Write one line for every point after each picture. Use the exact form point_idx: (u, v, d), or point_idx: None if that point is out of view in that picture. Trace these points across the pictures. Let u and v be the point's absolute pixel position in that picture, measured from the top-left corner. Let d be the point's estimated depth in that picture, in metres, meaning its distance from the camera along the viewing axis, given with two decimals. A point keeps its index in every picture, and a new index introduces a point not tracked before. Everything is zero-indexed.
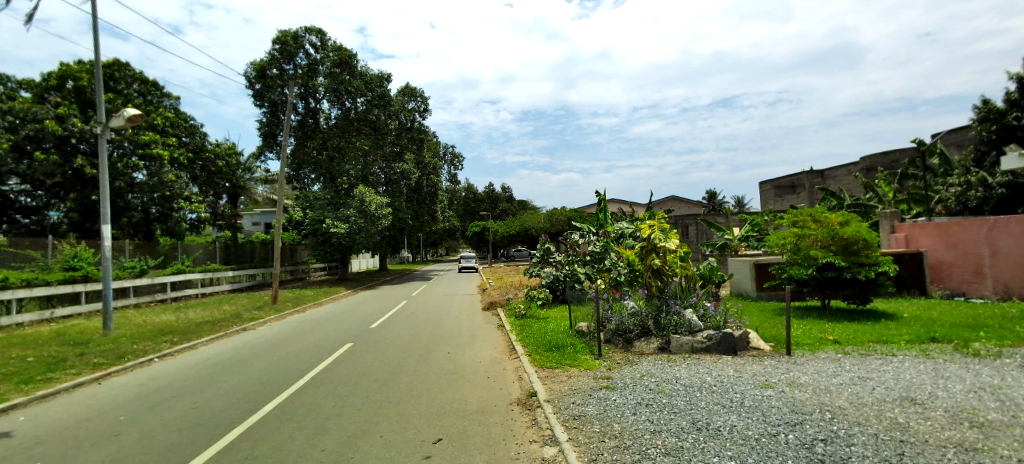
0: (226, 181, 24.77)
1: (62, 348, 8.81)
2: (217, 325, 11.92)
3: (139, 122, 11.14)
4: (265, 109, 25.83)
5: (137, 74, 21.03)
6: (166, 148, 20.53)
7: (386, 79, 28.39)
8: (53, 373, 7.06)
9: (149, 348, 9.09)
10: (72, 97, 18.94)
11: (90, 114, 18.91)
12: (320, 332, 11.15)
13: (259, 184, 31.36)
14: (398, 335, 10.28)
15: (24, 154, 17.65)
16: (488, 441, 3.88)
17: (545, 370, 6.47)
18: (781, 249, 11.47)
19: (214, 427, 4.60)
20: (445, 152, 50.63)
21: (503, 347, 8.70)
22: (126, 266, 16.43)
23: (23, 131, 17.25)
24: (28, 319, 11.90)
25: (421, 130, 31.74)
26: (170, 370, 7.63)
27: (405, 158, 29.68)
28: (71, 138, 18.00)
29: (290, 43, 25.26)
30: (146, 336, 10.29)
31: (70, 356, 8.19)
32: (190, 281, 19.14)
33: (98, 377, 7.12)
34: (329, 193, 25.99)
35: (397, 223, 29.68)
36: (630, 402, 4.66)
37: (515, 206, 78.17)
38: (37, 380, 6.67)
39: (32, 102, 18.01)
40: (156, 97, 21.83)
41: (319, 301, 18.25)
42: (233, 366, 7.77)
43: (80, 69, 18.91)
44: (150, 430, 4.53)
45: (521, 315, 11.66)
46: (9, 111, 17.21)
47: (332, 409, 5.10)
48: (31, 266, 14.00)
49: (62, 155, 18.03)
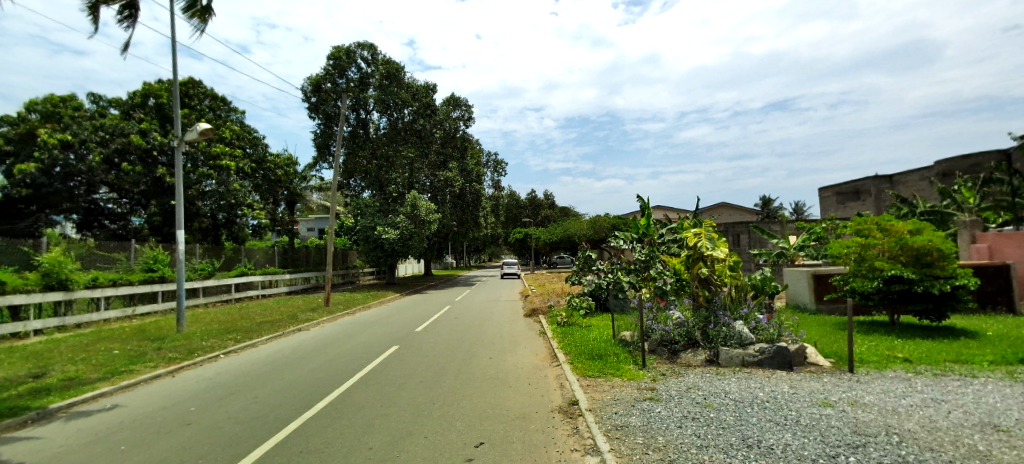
0: (284, 189, 26.24)
1: (143, 343, 9.69)
2: (276, 325, 12.71)
3: (209, 135, 12.02)
4: (320, 121, 27.23)
5: (209, 90, 22.88)
6: (233, 159, 22.22)
7: (432, 89, 29.26)
8: (135, 365, 7.78)
9: (216, 345, 9.82)
10: (153, 113, 20.80)
11: (168, 128, 20.73)
12: (367, 334, 11.58)
13: (313, 193, 32.98)
14: (441, 339, 10.47)
15: (114, 166, 19.58)
16: (528, 448, 3.88)
17: (587, 379, 6.39)
18: (843, 260, 10.70)
19: (272, 421, 4.84)
20: (488, 160, 51.31)
21: (544, 354, 8.66)
22: (198, 267, 17.78)
23: (113, 145, 19.24)
24: (114, 316, 13.11)
25: (465, 138, 32.42)
26: (233, 367, 8.16)
27: (449, 166, 30.45)
28: (153, 151, 19.80)
29: (343, 58, 26.62)
30: (214, 333, 11.13)
31: (150, 350, 8.99)
32: (252, 283, 20.55)
33: (171, 371, 7.72)
34: (378, 200, 26.95)
35: (442, 229, 30.33)
36: (675, 415, 4.51)
37: (558, 214, 78.02)
38: (123, 371, 7.37)
39: (120, 118, 19.96)
40: (225, 111, 23.60)
41: (368, 305, 18.99)
42: (289, 364, 8.23)
43: (160, 87, 20.82)
44: (215, 422, 4.85)
45: (563, 322, 11.53)
46: (101, 127, 19.22)
47: (379, 408, 5.27)
48: (117, 267, 15.33)
49: (146, 166, 19.88)
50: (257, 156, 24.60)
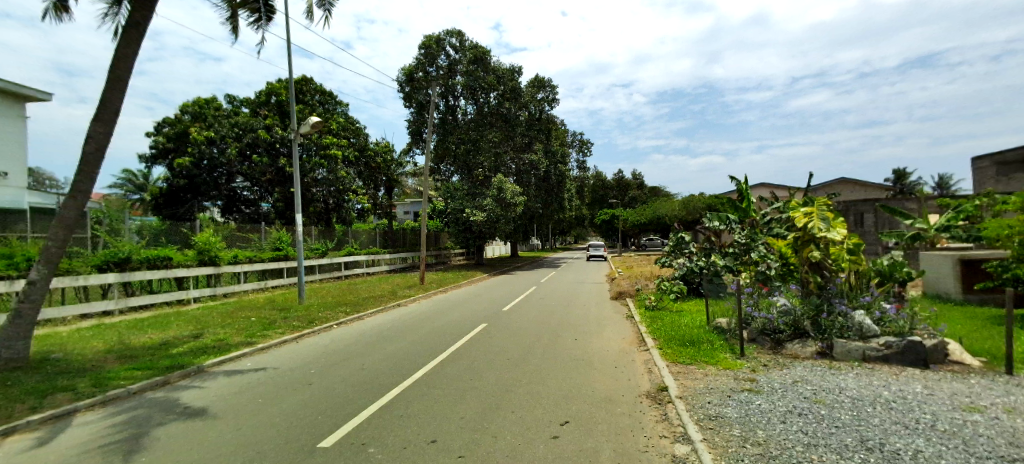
0: (383, 175, 28.24)
1: (273, 312, 11.23)
2: (379, 300, 13.94)
3: (319, 127, 13.29)
4: (413, 109, 28.69)
5: (319, 87, 25.21)
6: (340, 149, 24.45)
7: (517, 71, 29.36)
8: (268, 331, 9.05)
9: (330, 316, 11.04)
10: (275, 110, 23.39)
11: (287, 122, 23.29)
12: (459, 311, 12.18)
13: (408, 178, 35.08)
14: (528, 319, 10.67)
15: (246, 158, 22.46)
16: (614, 431, 3.82)
17: (677, 366, 6.11)
18: (1003, 242, 8.93)
19: (375, 387, 5.32)
20: (574, 140, 50.49)
21: (632, 338, 8.43)
22: (314, 247, 20.02)
23: (245, 139, 22.10)
24: (251, 287, 15.23)
25: (550, 119, 32.21)
26: (345, 336, 9.11)
27: (534, 149, 30.57)
28: (276, 143, 22.32)
29: (433, 46, 27.64)
30: (329, 305, 12.52)
31: (278, 318, 10.39)
32: (358, 262, 22.64)
33: (295, 337, 8.83)
34: (467, 184, 27.89)
35: (528, 211, 30.70)
36: (778, 409, 4.14)
37: (648, 194, 74.78)
38: (258, 335, 8.61)
39: (250, 116, 22.87)
40: (333, 105, 25.87)
41: (459, 284, 19.99)
42: (391, 336, 8.96)
43: (280, 86, 23.40)
44: (329, 384, 5.46)
45: (652, 306, 11.10)
46: (236, 124, 22.18)
47: (469, 381, 5.55)
48: (252, 246, 17.66)
49: (271, 157, 22.47)
50: (360, 145, 26.43)
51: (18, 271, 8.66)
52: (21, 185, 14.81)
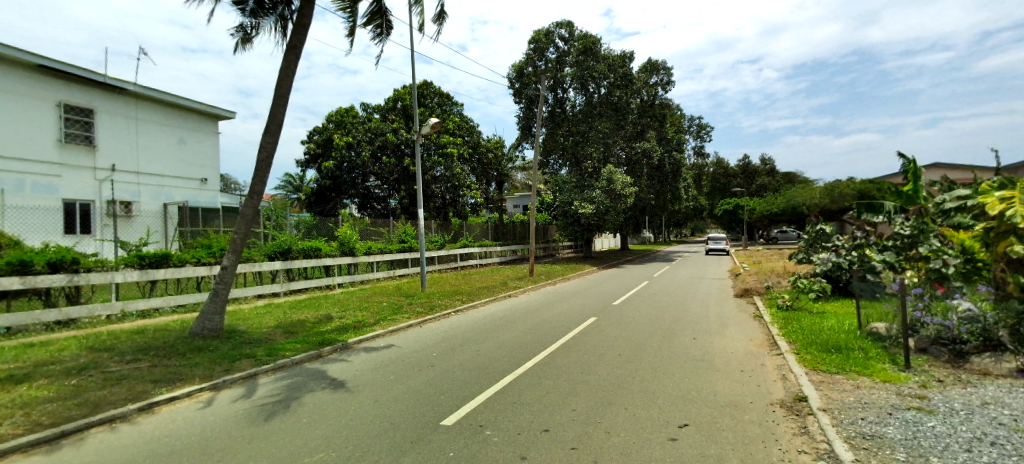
0: (494, 170, 29.37)
1: (401, 298, 12.43)
2: (492, 290, 14.59)
3: (438, 128, 14.25)
4: (523, 104, 29.21)
5: (437, 90, 27.00)
6: (455, 147, 26.06)
7: (629, 57, 28.25)
8: (396, 315, 10.03)
9: (449, 303, 11.86)
10: (400, 114, 25.78)
11: (410, 125, 25.51)
12: (569, 304, 12.21)
13: (518, 172, 35.97)
14: (641, 314, 10.28)
15: (377, 159, 25.00)
16: (740, 439, 3.51)
17: (819, 374, 5.39)
18: None
19: (491, 373, 5.59)
20: (691, 125, 47.10)
21: (761, 340, 7.64)
22: (433, 240, 21.64)
23: (376, 142, 24.69)
24: (382, 276, 17.03)
25: (664, 105, 30.52)
26: (462, 323, 9.70)
27: (647, 137, 29.28)
28: (401, 145, 24.88)
29: (543, 40, 27.86)
30: (447, 294, 13.47)
31: (405, 304, 11.47)
32: (472, 254, 23.92)
33: (419, 322, 9.64)
34: (575, 176, 27.66)
35: (640, 202, 29.51)
36: (960, 435, 3.42)
37: (780, 181, 66.82)
38: (389, 319, 9.59)
39: (380, 121, 25.42)
40: (449, 106, 27.52)
41: (568, 276, 20.02)
42: (503, 325, 9.32)
43: (404, 92, 25.62)
44: (450, 367, 5.89)
45: (786, 306, 9.92)
46: (369, 129, 24.86)
47: (580, 374, 5.54)
48: (383, 238, 19.65)
49: (397, 157, 25.02)
50: (473, 142, 27.84)
51: (215, 259, 10.64)
52: (216, 189, 18.37)
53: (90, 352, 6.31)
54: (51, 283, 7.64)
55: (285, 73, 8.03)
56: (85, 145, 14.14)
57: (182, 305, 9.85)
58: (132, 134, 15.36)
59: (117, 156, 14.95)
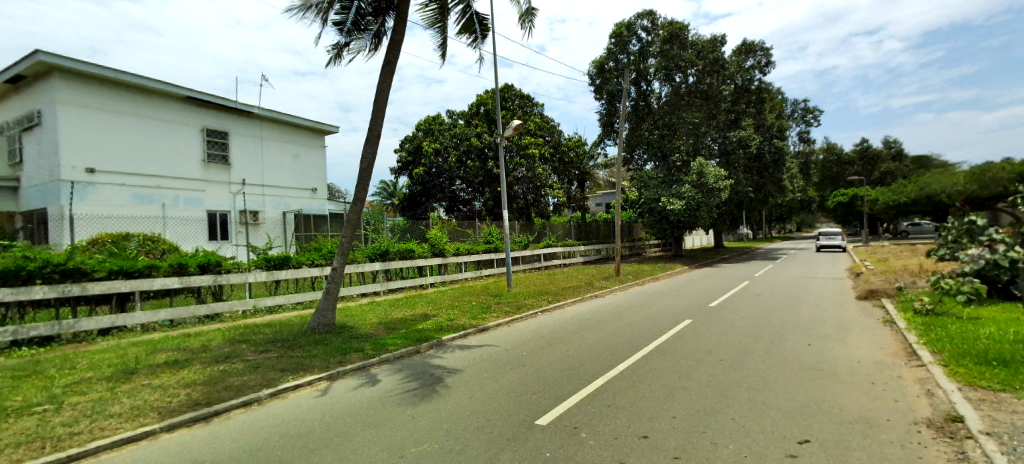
0: (576, 169, 29.08)
1: (488, 298, 12.76)
2: (578, 290, 14.43)
3: (520, 129, 14.38)
4: (604, 101, 28.53)
5: (518, 92, 27.34)
6: (537, 147, 26.23)
7: (720, 42, 26.36)
8: (485, 314, 10.31)
9: (535, 303, 11.93)
10: (483, 118, 26.52)
11: (493, 129, 26.18)
12: (660, 304, 11.67)
13: (601, 170, 35.23)
14: (742, 317, 9.51)
15: (463, 163, 25.97)
16: (877, 460, 3.09)
17: (976, 391, 4.56)
18: None
19: (583, 374, 5.51)
20: (794, 110, 42.76)
21: (894, 348, 6.67)
22: (517, 240, 21.93)
23: (461, 147, 25.71)
24: (469, 276, 17.60)
25: (763, 89, 28.18)
26: (550, 323, 9.70)
27: (743, 125, 27.24)
28: (485, 148, 25.62)
29: (624, 33, 26.92)
30: (533, 294, 13.57)
31: (493, 304, 11.76)
32: (556, 253, 23.88)
33: (508, 321, 9.80)
34: (662, 172, 26.43)
35: (736, 196, 27.40)
36: None
37: (908, 167, 58.14)
38: (479, 318, 9.88)
39: (464, 126, 26.39)
40: (530, 107, 27.77)
41: (657, 276, 19.16)
42: (592, 326, 9.16)
43: (487, 96, 26.33)
44: (541, 366, 5.92)
45: (924, 310, 8.58)
46: (454, 135, 25.95)
47: (679, 379, 5.25)
48: (469, 239, 20.32)
49: (481, 161, 25.78)
50: (555, 142, 27.83)
51: (326, 260, 11.75)
52: (324, 197, 20.33)
53: (232, 343, 7.31)
54: (201, 283, 8.96)
55: (382, 86, 8.64)
56: (222, 163, 16.42)
57: (300, 302, 11.00)
58: (257, 151, 17.53)
59: (247, 172, 17.16)
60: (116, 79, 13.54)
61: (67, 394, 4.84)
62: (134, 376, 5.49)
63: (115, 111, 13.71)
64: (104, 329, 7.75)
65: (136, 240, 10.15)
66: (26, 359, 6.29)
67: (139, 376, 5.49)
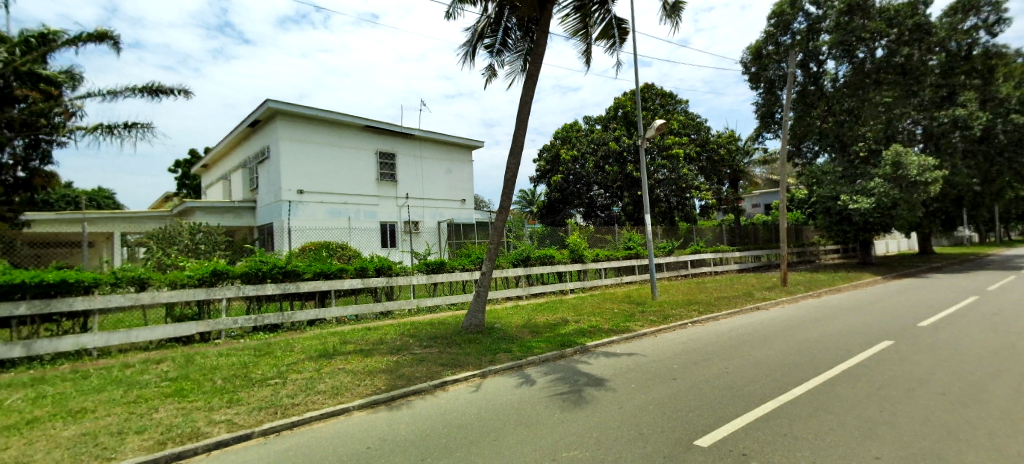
0: (728, 167, 26.43)
1: (632, 305, 12.28)
2: (734, 301, 12.99)
3: (663, 129, 13.60)
4: (761, 89, 25.44)
5: (659, 90, 25.97)
6: (681, 147, 24.56)
7: (922, 3, 21.40)
8: (630, 323, 9.92)
9: (684, 313, 11.08)
10: (621, 121, 25.78)
11: (633, 131, 25.39)
12: (844, 321, 9.83)
13: (758, 167, 31.37)
14: (969, 341, 7.46)
15: (601, 169, 25.62)
16: None
17: None
18: None
19: (748, 395, 4.91)
20: None
21: None
22: (661, 246, 20.72)
23: (600, 152, 25.54)
24: (610, 282, 17.22)
25: (993, 53, 21.45)
26: (703, 335, 8.91)
27: (960, 100, 21.71)
28: (625, 152, 25.04)
29: (787, 11, 23.53)
30: (682, 303, 12.64)
31: (637, 312, 11.28)
32: (705, 260, 21.92)
33: (654, 331, 9.28)
34: (841, 166, 22.34)
35: (951, 190, 21.92)
36: None
37: None
38: (623, 326, 9.56)
39: (602, 131, 26.10)
40: (673, 105, 26.19)
41: (836, 287, 16.22)
42: (754, 341, 8.15)
43: (626, 98, 25.63)
44: (696, 382, 5.45)
45: None
46: (592, 141, 25.90)
47: (878, 412, 4.33)
48: (609, 245, 19.81)
49: (620, 165, 25.21)
50: (702, 140, 25.73)
51: (475, 265, 12.67)
52: (472, 207, 21.99)
53: (402, 337, 8.34)
54: (378, 284, 10.43)
55: (525, 98, 9.03)
56: (391, 181, 18.94)
57: (454, 303, 12.03)
58: (417, 168, 19.82)
59: (410, 187, 19.50)
60: (318, 116, 16.68)
61: (289, 371, 6.04)
62: (332, 360, 6.61)
63: (315, 142, 16.88)
64: (311, 320, 9.51)
65: (330, 248, 12.29)
66: (263, 342, 8.05)
67: (336, 361, 6.60)
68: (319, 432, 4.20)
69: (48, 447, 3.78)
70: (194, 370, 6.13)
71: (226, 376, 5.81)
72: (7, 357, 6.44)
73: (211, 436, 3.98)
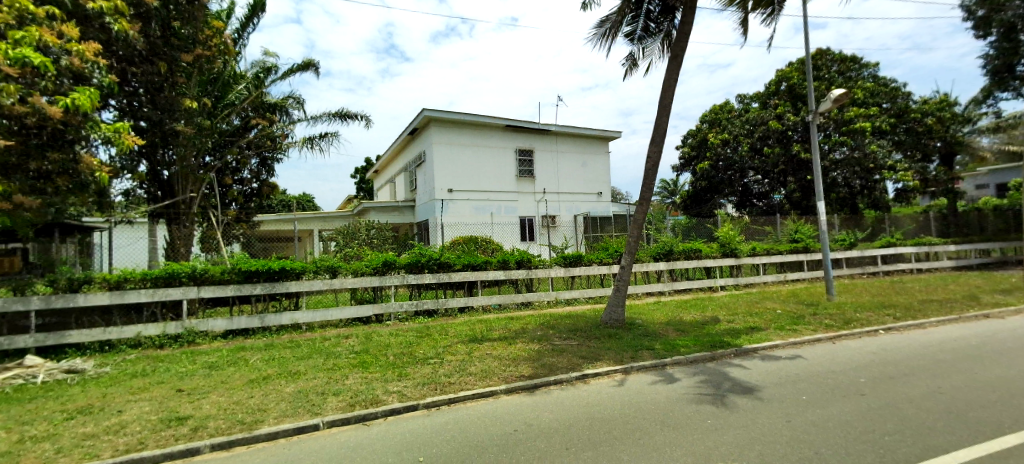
0: (937, 139, 21.12)
1: (800, 306, 10.66)
2: (948, 306, 10.32)
3: (844, 100, 11.43)
4: None
5: (837, 55, 21.86)
6: (868, 120, 20.37)
7: None
8: (797, 326, 8.62)
9: (873, 318, 9.20)
10: (786, 96, 22.64)
11: (800, 105, 21.93)
12: None
13: None
14: None
15: (758, 152, 22.81)
16: None
17: None
18: None
19: (973, 423, 3.87)
20: None
21: None
22: (838, 238, 17.50)
23: (756, 133, 22.61)
24: (770, 279, 15.25)
25: None
26: (900, 345, 7.30)
27: None
28: (788, 131, 21.73)
29: None
30: (869, 306, 10.52)
31: (807, 314, 9.75)
32: (903, 255, 17.89)
33: (831, 337, 7.90)
34: None
35: None
36: None
37: None
38: (788, 329, 8.36)
39: (760, 110, 23.16)
40: (856, 71, 21.89)
41: None
42: (981, 357, 6.38)
43: (791, 69, 22.28)
44: (892, 401, 4.50)
45: None
46: (748, 121, 23.17)
47: None
48: (768, 238, 17.53)
49: (783, 146, 22.02)
50: (898, 108, 21.19)
51: (613, 259, 12.38)
52: (609, 200, 21.52)
53: (543, 327, 8.59)
54: (519, 275, 10.91)
55: (667, 82, 8.52)
56: (530, 176, 19.57)
57: (593, 297, 11.95)
58: (554, 163, 20.14)
59: (547, 182, 19.91)
60: (464, 120, 18.07)
61: (444, 352, 6.70)
62: (481, 345, 7.14)
63: (462, 144, 18.30)
64: (461, 307, 10.39)
65: (476, 241, 13.24)
66: (423, 325, 9.08)
67: (484, 346, 7.11)
68: (472, 411, 4.58)
69: (276, 398, 4.84)
70: (370, 346, 7.19)
71: (395, 353, 6.70)
72: (249, 326, 8.42)
73: (387, 404, 4.64)
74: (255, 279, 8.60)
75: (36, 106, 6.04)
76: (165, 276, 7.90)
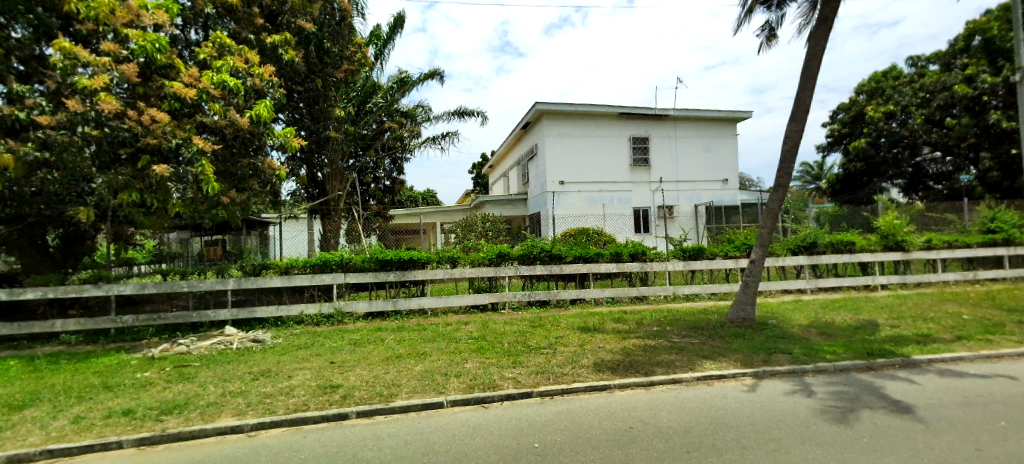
0: None
1: (999, 313, 8.52)
2: None
3: None
4: None
5: None
6: None
7: None
8: (993, 336, 6.92)
9: None
10: (980, 52, 18.13)
11: (1003, 62, 17.19)
12: None
13: None
14: None
15: (938, 124, 18.55)
16: None
17: None
18: None
19: None
20: None
21: None
22: None
23: (936, 102, 18.20)
24: (953, 278, 12.48)
25: None
26: None
27: None
28: (982, 96, 17.04)
29: None
30: None
31: (1008, 322, 7.78)
32: None
33: None
34: None
35: None
36: None
37: None
38: (979, 339, 6.76)
39: (940, 72, 18.95)
40: None
41: None
42: None
43: (989, 19, 17.86)
44: None
45: None
46: (922, 87, 19.09)
47: None
48: (949, 228, 14.45)
49: (972, 115, 17.40)
50: None
51: (741, 252, 11.25)
52: (737, 187, 19.61)
53: (660, 323, 8.17)
54: (633, 269, 10.51)
55: (814, 50, 7.44)
56: (646, 165, 18.69)
57: (716, 293, 11.01)
58: (672, 150, 18.93)
59: (665, 170, 18.83)
60: (577, 111, 17.89)
61: (557, 343, 6.76)
62: (594, 337, 7.05)
63: (575, 135, 18.14)
64: (573, 299, 10.37)
65: (588, 233, 13.08)
66: (535, 315, 9.28)
67: (597, 338, 7.01)
68: (586, 403, 4.56)
69: (407, 376, 5.38)
70: (487, 333, 7.57)
71: (510, 341, 6.95)
72: (384, 309, 9.45)
73: (504, 390, 4.85)
74: (389, 267, 9.60)
75: (232, 119, 7.49)
76: (320, 264, 9.25)
